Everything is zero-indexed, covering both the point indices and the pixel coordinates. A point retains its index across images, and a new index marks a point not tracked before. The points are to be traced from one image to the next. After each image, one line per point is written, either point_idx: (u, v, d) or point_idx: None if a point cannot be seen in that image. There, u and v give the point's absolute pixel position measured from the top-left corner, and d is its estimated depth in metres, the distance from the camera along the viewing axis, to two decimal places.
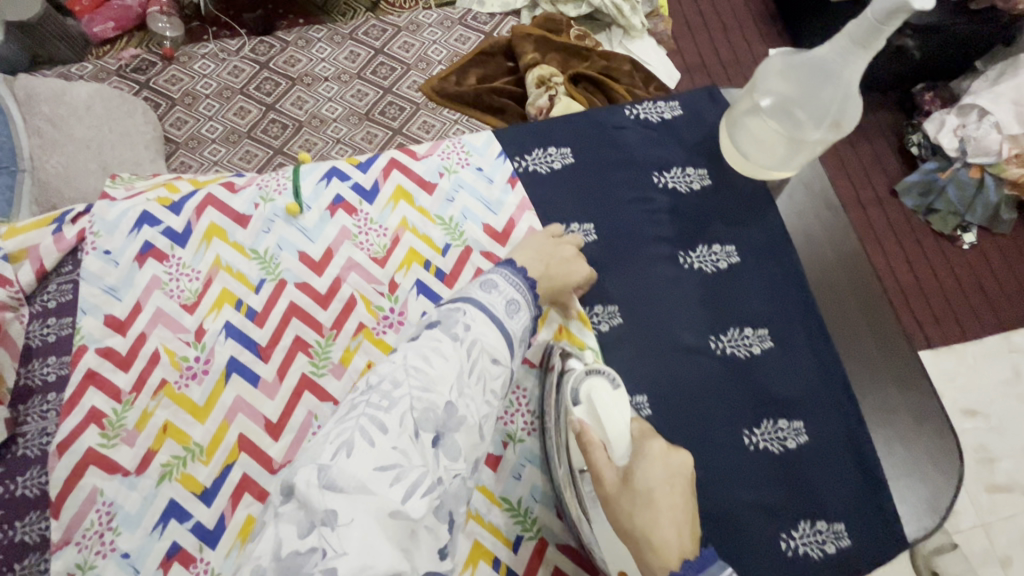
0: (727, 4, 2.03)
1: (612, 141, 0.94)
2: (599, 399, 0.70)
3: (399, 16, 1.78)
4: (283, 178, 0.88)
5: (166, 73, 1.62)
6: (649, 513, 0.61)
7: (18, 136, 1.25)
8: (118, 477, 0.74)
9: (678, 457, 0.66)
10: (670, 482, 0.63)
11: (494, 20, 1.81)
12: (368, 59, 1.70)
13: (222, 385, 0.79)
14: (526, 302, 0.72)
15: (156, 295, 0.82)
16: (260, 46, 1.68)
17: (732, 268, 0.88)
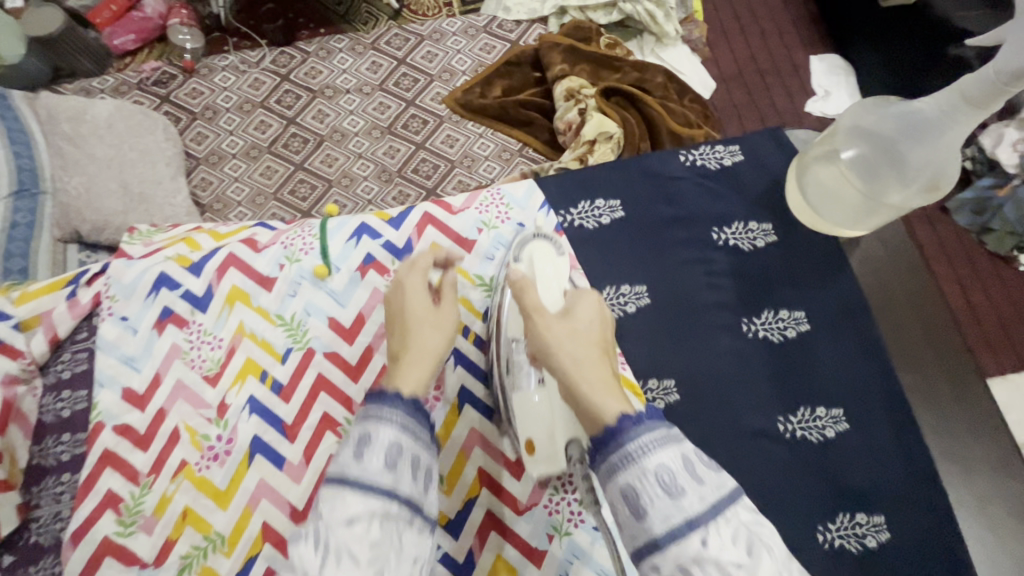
0: (766, 8, 1.91)
1: (666, 193, 0.85)
2: (540, 254, 0.71)
3: (422, 25, 1.71)
4: (309, 235, 0.82)
5: (187, 87, 1.57)
6: (575, 346, 0.56)
7: (39, 154, 1.20)
8: (135, 569, 0.69)
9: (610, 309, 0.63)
10: (602, 325, 0.60)
11: (520, 28, 1.72)
12: (390, 70, 1.64)
13: (246, 467, 0.73)
14: (378, 420, 0.50)
15: (177, 365, 0.76)
16: (281, 58, 1.63)
17: (803, 338, 0.79)
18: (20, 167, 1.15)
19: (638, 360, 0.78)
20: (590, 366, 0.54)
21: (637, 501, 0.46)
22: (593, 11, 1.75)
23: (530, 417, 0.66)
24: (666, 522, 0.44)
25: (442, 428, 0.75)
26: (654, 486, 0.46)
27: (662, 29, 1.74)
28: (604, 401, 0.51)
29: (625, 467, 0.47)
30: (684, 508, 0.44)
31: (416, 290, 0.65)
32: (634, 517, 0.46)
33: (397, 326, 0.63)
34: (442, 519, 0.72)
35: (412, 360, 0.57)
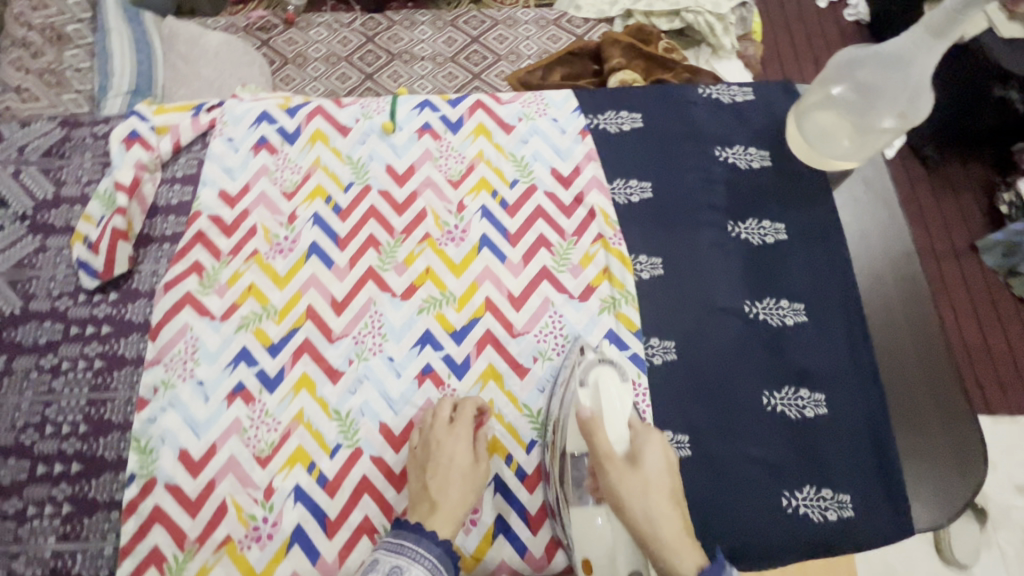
0: (823, 40, 2.10)
1: (682, 115, 1.00)
2: (605, 384, 0.75)
3: (498, 11, 1.92)
4: (383, 102, 1.00)
5: (285, 35, 1.83)
6: (649, 503, 0.70)
7: (156, 68, 1.50)
8: (206, 319, 0.87)
9: (666, 448, 0.74)
10: (667, 470, 0.72)
11: (588, 25, 1.91)
12: (463, 46, 1.86)
13: (302, 262, 0.90)
14: (413, 558, 0.69)
15: (264, 181, 0.95)
16: (369, 23, 1.87)
17: (779, 244, 0.92)
18: (140, 74, 1.46)
19: (633, 238, 0.92)
20: (665, 523, 0.69)
21: None
22: (657, 17, 1.91)
23: (592, 537, 0.72)
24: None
25: (462, 261, 0.91)
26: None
27: (719, 42, 1.88)
28: (682, 554, 0.67)
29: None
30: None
31: (462, 443, 0.77)
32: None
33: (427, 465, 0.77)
34: (449, 327, 0.87)
35: (446, 514, 0.73)
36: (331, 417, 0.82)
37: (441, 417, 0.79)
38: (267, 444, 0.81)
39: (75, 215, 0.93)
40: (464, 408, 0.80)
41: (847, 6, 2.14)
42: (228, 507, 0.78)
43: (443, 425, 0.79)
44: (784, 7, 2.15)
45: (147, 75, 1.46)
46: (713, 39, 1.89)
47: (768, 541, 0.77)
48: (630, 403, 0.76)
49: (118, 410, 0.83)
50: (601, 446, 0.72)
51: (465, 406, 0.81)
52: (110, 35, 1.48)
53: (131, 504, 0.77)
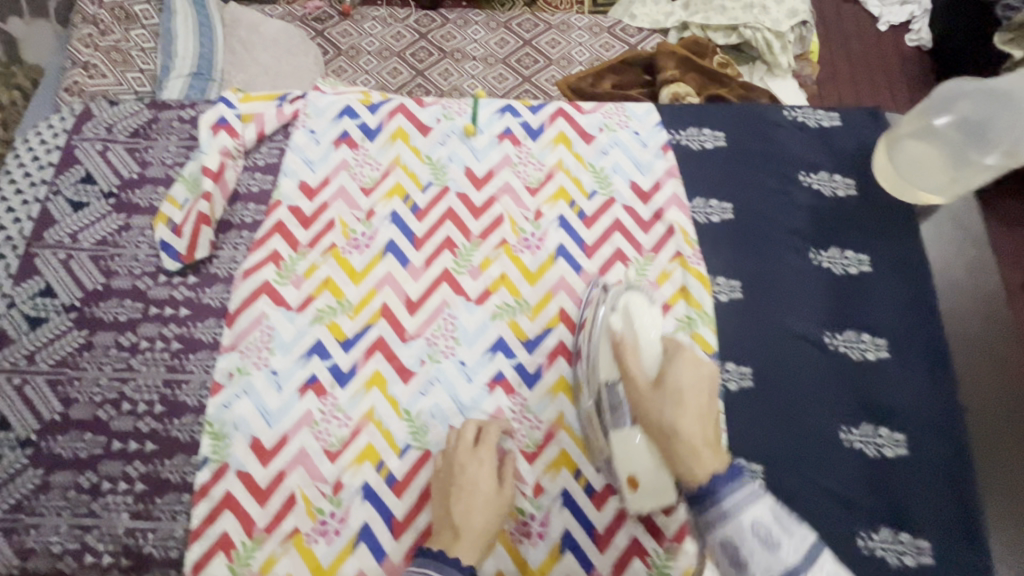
0: (879, 61, 2.02)
1: (766, 136, 0.98)
2: (635, 308, 0.77)
3: (553, 16, 1.92)
4: (464, 104, 1.00)
5: (339, 27, 1.84)
6: (677, 416, 0.69)
7: (217, 53, 1.52)
8: (282, 309, 0.87)
9: (703, 365, 0.72)
10: (697, 387, 0.70)
11: (641, 35, 1.87)
12: (515, 48, 1.85)
13: (379, 259, 0.91)
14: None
15: (343, 175, 0.96)
16: (424, 20, 1.87)
17: (862, 275, 0.89)
18: (201, 57, 1.49)
19: (712, 259, 0.91)
20: (693, 433, 0.68)
21: (737, 553, 0.62)
22: (713, 30, 1.88)
23: (632, 459, 0.72)
24: (767, 568, 0.60)
25: (538, 269, 0.90)
26: (752, 537, 0.62)
27: (776, 60, 1.83)
28: (700, 464, 0.66)
29: (729, 519, 0.63)
30: (784, 558, 0.60)
31: (485, 468, 0.76)
32: (734, 563, 0.63)
33: (449, 489, 0.75)
34: (522, 335, 0.87)
35: (469, 540, 0.70)
36: (401, 417, 0.82)
37: (465, 439, 0.78)
38: (338, 439, 0.81)
39: (159, 196, 0.95)
40: (488, 431, 0.78)
41: (910, 31, 2.06)
42: (297, 499, 0.78)
43: (466, 447, 0.77)
44: (844, 29, 2.08)
45: (207, 60, 1.48)
46: (770, 57, 1.84)
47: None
48: (660, 326, 0.77)
49: (193, 392, 0.83)
50: (628, 362, 0.73)
51: (488, 430, 0.79)
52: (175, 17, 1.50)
53: (204, 487, 0.78)
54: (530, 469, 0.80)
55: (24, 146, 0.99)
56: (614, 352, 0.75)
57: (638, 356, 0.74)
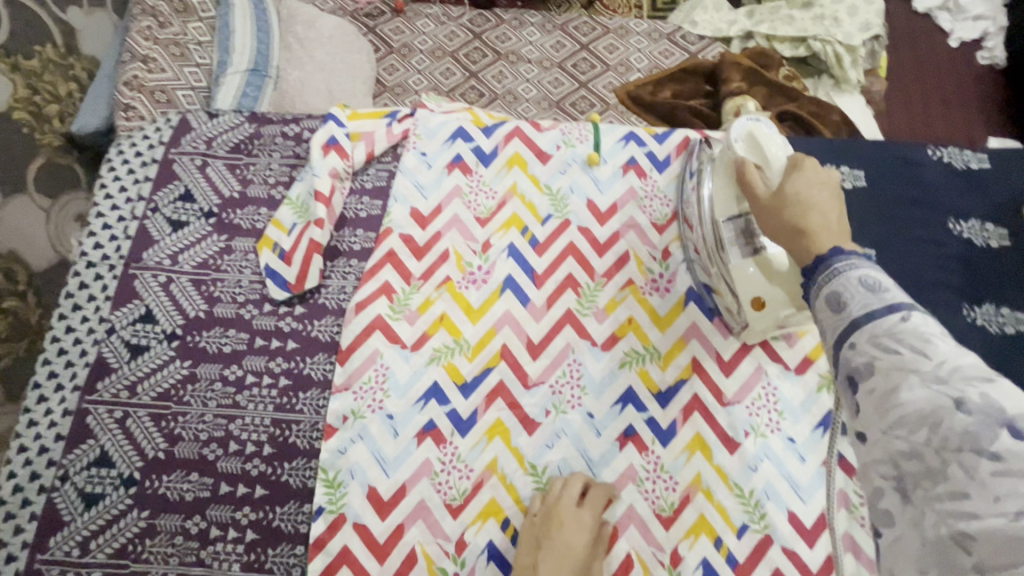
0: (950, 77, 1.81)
1: (911, 178, 0.91)
2: (760, 133, 0.72)
3: (611, 19, 1.76)
4: (585, 129, 0.94)
5: (392, 23, 1.71)
6: (801, 207, 0.57)
7: (273, 49, 1.40)
8: (396, 346, 0.82)
9: (832, 172, 0.61)
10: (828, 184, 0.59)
11: (702, 43, 1.72)
12: (572, 52, 1.70)
13: (497, 296, 0.85)
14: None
15: (457, 203, 0.90)
16: (478, 19, 1.73)
17: (1021, 337, 0.82)
18: (258, 52, 1.38)
19: None
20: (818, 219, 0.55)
21: (835, 299, 0.45)
22: (778, 42, 1.74)
23: (750, 281, 0.74)
24: (866, 306, 0.43)
25: (667, 314, 0.84)
26: (857, 286, 0.44)
27: (844, 74, 1.69)
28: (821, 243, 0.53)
29: (834, 278, 0.47)
30: (889, 300, 0.42)
31: (583, 535, 0.71)
32: (832, 311, 0.45)
33: (541, 541, 0.70)
34: (653, 387, 0.81)
35: None
36: (526, 472, 0.77)
37: (570, 495, 0.73)
38: (459, 492, 0.76)
39: (262, 217, 0.89)
40: (596, 495, 0.74)
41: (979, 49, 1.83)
42: (418, 557, 0.73)
43: (571, 504, 0.72)
44: (913, 44, 1.85)
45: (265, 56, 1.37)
46: (838, 71, 1.70)
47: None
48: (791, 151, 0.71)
49: (304, 435, 0.78)
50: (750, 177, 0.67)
51: (595, 493, 0.74)
52: (233, 9, 1.39)
53: (319, 540, 0.73)
54: (666, 536, 0.75)
55: (119, 158, 0.94)
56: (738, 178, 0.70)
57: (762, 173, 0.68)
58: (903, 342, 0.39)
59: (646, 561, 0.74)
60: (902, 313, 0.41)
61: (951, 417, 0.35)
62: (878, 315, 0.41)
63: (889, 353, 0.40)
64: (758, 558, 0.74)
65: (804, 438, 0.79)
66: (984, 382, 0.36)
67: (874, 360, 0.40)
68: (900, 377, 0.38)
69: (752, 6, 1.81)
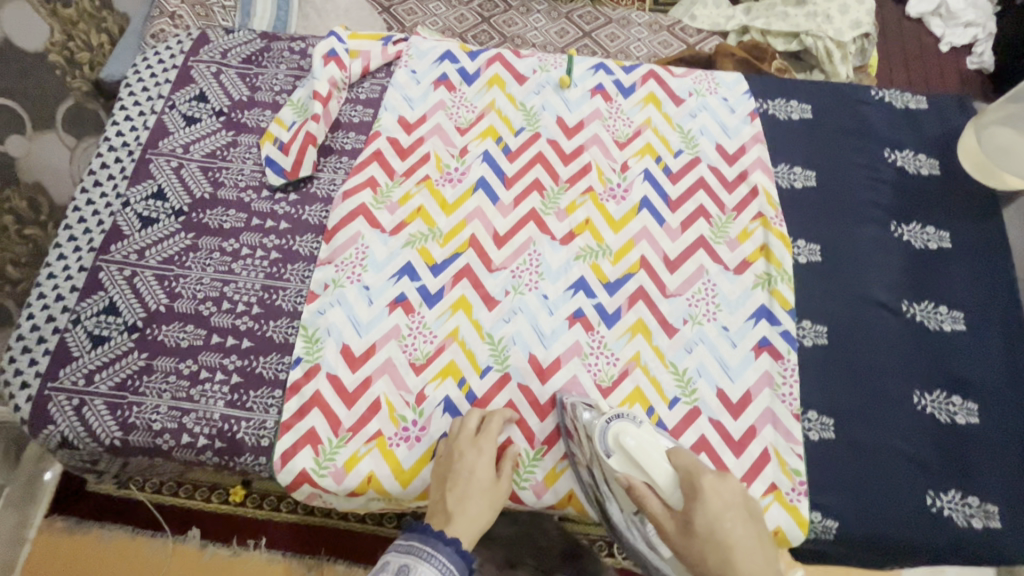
0: (939, 79, 1.87)
1: (853, 112, 1.01)
2: (626, 434, 0.66)
3: (614, 11, 1.88)
4: (560, 59, 1.05)
5: (407, 5, 1.85)
6: (728, 560, 0.55)
7: (291, 16, 1.52)
8: (377, 231, 0.92)
9: (729, 492, 0.60)
10: (734, 516, 0.58)
11: (700, 36, 1.83)
12: (575, 38, 1.82)
13: (470, 194, 0.95)
14: (421, 556, 0.65)
15: (440, 114, 1.00)
16: (487, 5, 1.86)
17: (941, 251, 0.91)
18: (277, 21, 1.49)
19: (793, 222, 0.93)
20: (750, 566, 0.55)
21: None
22: (773, 37, 1.83)
23: None
24: None
25: (621, 218, 0.93)
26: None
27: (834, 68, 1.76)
28: None
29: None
30: None
31: (484, 457, 0.75)
32: None
33: (447, 477, 0.75)
34: (603, 278, 0.90)
35: (465, 524, 0.70)
36: (484, 340, 0.86)
37: (466, 427, 0.78)
38: (423, 353, 0.85)
39: (266, 118, 1.00)
40: (492, 421, 0.78)
41: (971, 53, 1.88)
42: (382, 405, 0.82)
43: (468, 436, 0.77)
44: (905, 43, 1.92)
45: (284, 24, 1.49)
46: (829, 67, 1.78)
47: (920, 547, 0.76)
48: (676, 452, 0.65)
49: (289, 298, 0.88)
50: (649, 510, 0.63)
51: (491, 419, 0.79)
52: None
53: (296, 385, 0.82)
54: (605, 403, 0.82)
55: (145, 65, 1.06)
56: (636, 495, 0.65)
57: (659, 501, 0.63)
58: None
59: None
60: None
61: None
62: None
63: None
64: (685, 426, 0.81)
65: (737, 327, 0.86)
66: None
67: None
68: None
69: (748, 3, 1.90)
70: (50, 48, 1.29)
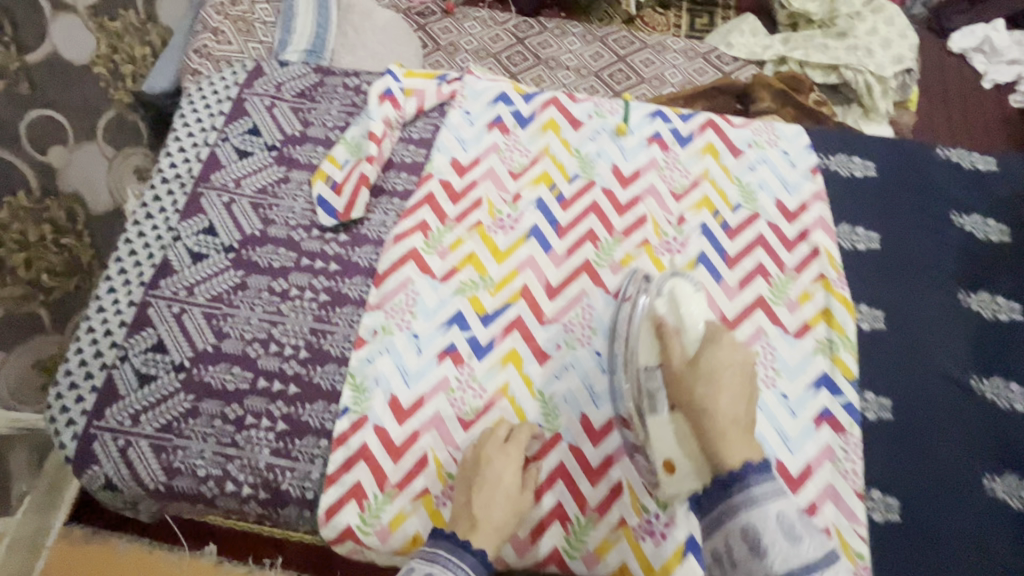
0: (981, 117, 1.83)
1: (918, 172, 0.97)
2: (681, 291, 0.76)
3: (648, 37, 1.83)
4: (616, 104, 1.03)
5: (442, 24, 1.83)
6: (719, 394, 0.66)
7: (326, 30, 1.48)
8: (427, 276, 0.90)
9: (742, 355, 0.70)
10: (736, 370, 0.68)
11: (737, 64, 1.76)
12: (609, 62, 1.77)
13: (522, 242, 0.93)
14: (447, 566, 0.65)
15: (494, 157, 0.98)
16: (522, 25, 1.84)
17: (1012, 323, 0.87)
18: (313, 35, 1.45)
19: (856, 286, 0.90)
20: (729, 405, 0.66)
21: (758, 541, 0.60)
22: (811, 69, 1.76)
23: (664, 440, 0.71)
24: (787, 561, 0.58)
25: None
26: (775, 529, 0.59)
27: (873, 103, 1.71)
28: (732, 451, 0.64)
29: (749, 508, 0.61)
30: (803, 552, 0.58)
31: (511, 466, 0.75)
32: (753, 552, 0.60)
33: (472, 480, 0.74)
34: None
35: (491, 530, 0.69)
36: (534, 397, 0.84)
37: (495, 434, 0.78)
38: (472, 408, 0.83)
39: (318, 155, 0.99)
40: (519, 431, 0.78)
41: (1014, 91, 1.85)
42: (430, 461, 0.80)
43: (496, 443, 0.77)
44: (946, 78, 1.88)
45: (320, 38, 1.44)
46: (867, 101, 1.73)
47: None
48: (708, 319, 0.74)
49: (337, 343, 0.86)
50: (670, 350, 0.72)
51: (519, 430, 0.79)
52: None
53: (342, 436, 0.81)
54: None
55: (198, 95, 1.06)
56: (658, 334, 0.75)
57: (681, 345, 0.72)
58: None
59: (636, 489, 0.79)
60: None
61: None
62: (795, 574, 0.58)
63: None
64: None
65: (797, 395, 0.83)
66: None
67: None
68: None
69: (786, 33, 1.84)
70: (94, 60, 1.33)
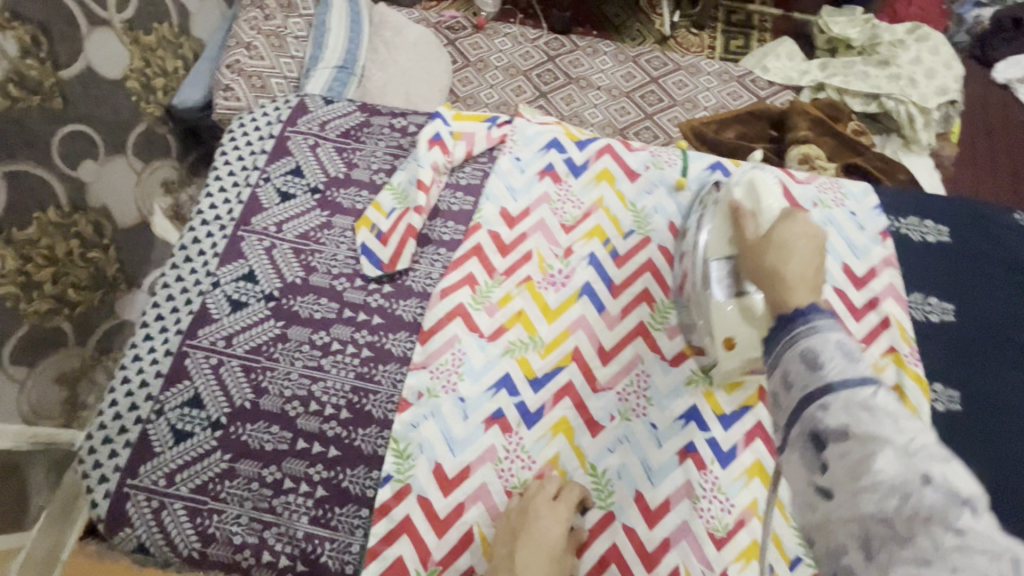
0: None
1: (994, 239, 0.93)
2: (761, 181, 0.75)
3: (682, 58, 1.78)
4: (674, 155, 0.99)
5: (471, 39, 1.78)
6: (785, 255, 0.59)
7: (361, 47, 1.48)
8: (474, 335, 0.86)
9: (822, 234, 0.62)
10: (810, 240, 0.60)
11: (772, 89, 1.70)
12: (641, 84, 1.71)
13: (574, 300, 0.88)
14: None
15: (545, 208, 0.94)
16: (554, 43, 1.79)
17: None
18: (347, 51, 1.45)
19: (930, 362, 0.84)
20: (797, 264, 0.58)
21: (813, 356, 0.48)
22: (850, 96, 1.67)
23: (726, 319, 0.73)
24: (843, 372, 0.46)
25: None
26: (834, 348, 0.48)
27: (915, 134, 1.61)
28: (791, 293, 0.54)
29: (808, 336, 0.50)
30: (862, 369, 0.46)
31: (559, 524, 0.71)
32: (808, 369, 0.48)
33: (518, 532, 0.71)
34: (717, 410, 0.82)
35: None
36: (586, 470, 0.80)
37: (545, 489, 0.75)
38: (520, 481, 0.79)
39: (362, 199, 0.96)
40: (570, 490, 0.75)
41: None
42: (475, 537, 0.76)
43: (545, 499, 0.74)
44: (990, 110, 1.80)
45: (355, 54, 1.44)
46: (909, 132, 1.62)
47: None
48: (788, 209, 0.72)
49: (379, 404, 0.83)
50: (742, 226, 0.68)
51: (570, 489, 0.76)
52: (330, 9, 1.48)
53: (384, 506, 0.77)
54: (717, 556, 0.75)
55: (241, 131, 1.03)
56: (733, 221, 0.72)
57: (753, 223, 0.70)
58: (875, 414, 0.43)
59: None
60: (872, 386, 0.45)
61: (920, 493, 0.38)
62: (850, 384, 0.45)
63: (860, 421, 0.43)
64: None
65: None
66: (943, 462, 0.39)
67: (846, 425, 0.43)
68: (873, 443, 0.41)
69: (824, 58, 1.75)
70: (128, 74, 1.23)
